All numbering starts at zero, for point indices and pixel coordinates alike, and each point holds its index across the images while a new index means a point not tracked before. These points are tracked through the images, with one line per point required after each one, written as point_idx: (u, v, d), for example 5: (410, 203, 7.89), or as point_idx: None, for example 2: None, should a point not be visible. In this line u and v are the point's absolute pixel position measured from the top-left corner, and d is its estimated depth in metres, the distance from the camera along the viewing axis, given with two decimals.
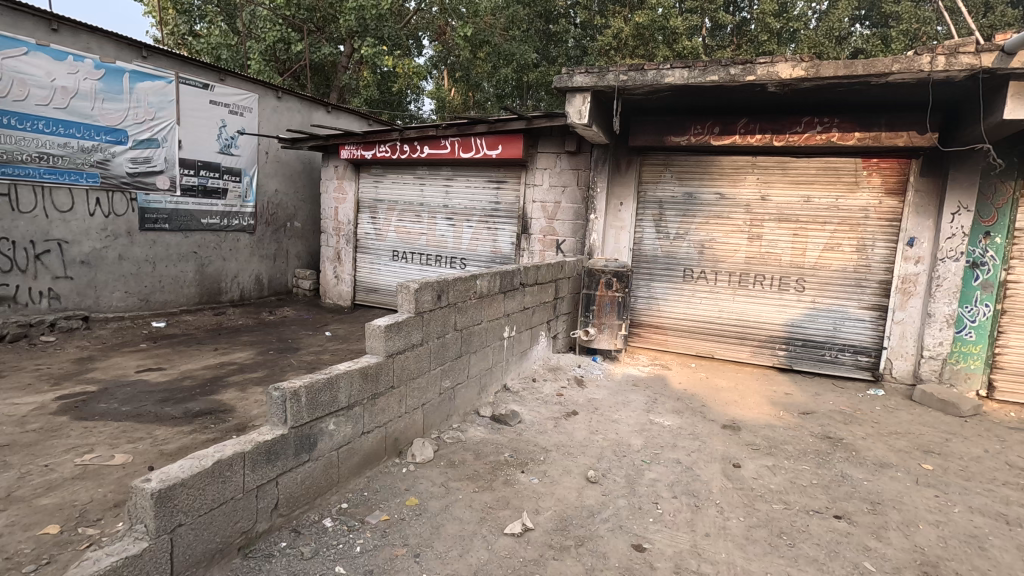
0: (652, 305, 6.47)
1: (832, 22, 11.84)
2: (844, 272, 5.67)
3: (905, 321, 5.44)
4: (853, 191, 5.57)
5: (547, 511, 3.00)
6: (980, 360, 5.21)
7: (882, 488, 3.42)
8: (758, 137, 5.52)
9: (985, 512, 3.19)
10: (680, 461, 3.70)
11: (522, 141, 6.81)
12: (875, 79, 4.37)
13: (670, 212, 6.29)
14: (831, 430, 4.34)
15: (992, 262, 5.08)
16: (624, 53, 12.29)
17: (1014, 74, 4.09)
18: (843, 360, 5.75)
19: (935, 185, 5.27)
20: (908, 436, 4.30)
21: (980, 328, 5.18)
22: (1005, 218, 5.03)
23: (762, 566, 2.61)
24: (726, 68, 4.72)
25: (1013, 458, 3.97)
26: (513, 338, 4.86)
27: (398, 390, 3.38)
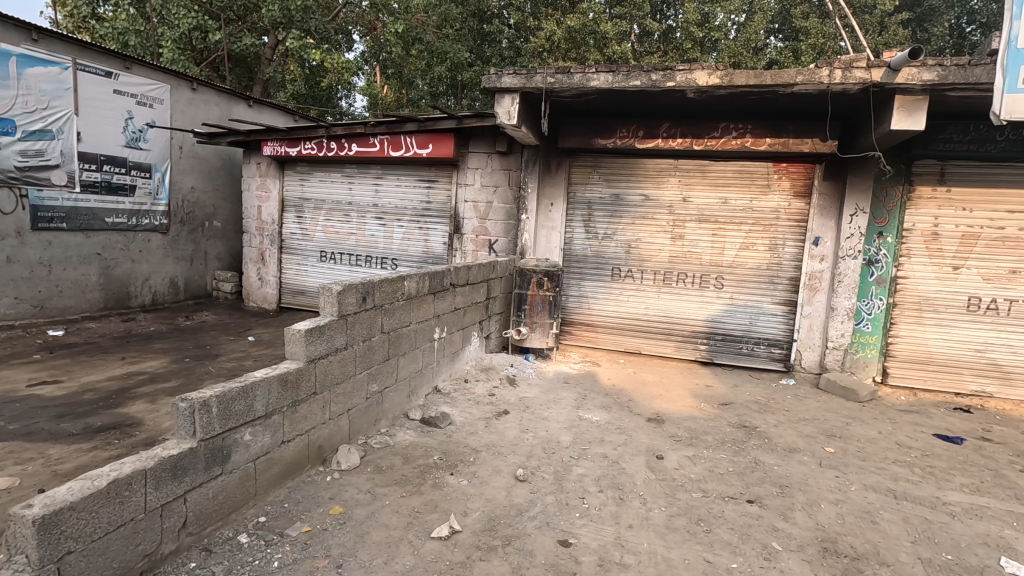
0: (583, 304, 6.61)
1: (749, 34, 12.52)
2: (758, 270, 6.03)
3: (811, 315, 5.85)
4: (766, 193, 5.93)
5: (476, 513, 2.99)
6: (876, 349, 5.68)
7: (790, 471, 3.67)
8: (679, 141, 5.77)
9: (877, 489, 3.49)
10: (606, 455, 3.80)
11: (453, 141, 6.77)
12: (782, 89, 4.69)
13: (598, 212, 6.46)
14: (747, 420, 4.61)
15: (885, 260, 5.57)
16: (556, 56, 12.56)
17: (900, 88, 4.50)
18: (758, 352, 6.11)
19: (836, 188, 5.71)
20: (815, 422, 4.64)
21: (876, 321, 5.64)
22: (895, 220, 5.52)
23: (680, 553, 2.73)
24: (647, 74, 4.91)
25: (903, 439, 4.37)
26: (443, 339, 4.81)
27: (321, 396, 3.27)
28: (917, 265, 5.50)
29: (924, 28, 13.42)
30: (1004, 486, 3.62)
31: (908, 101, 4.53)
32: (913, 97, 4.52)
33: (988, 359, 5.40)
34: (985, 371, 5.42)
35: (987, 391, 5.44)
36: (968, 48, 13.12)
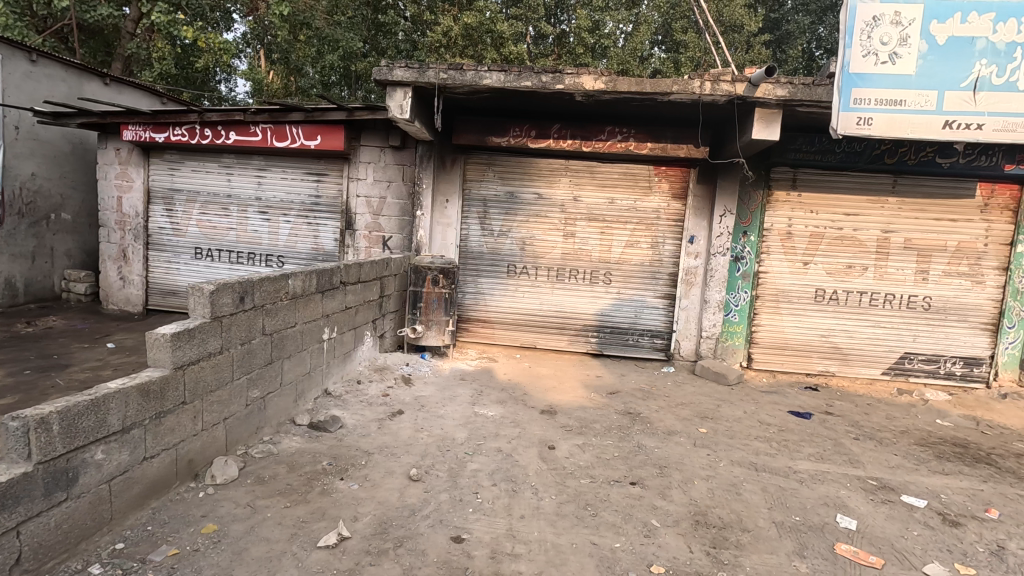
0: (479, 301, 6.65)
1: (635, 43, 13.30)
2: (641, 266, 6.42)
3: (688, 308, 6.35)
4: (648, 195, 6.33)
5: (367, 517, 2.90)
6: (742, 337, 6.28)
7: (668, 453, 3.96)
8: (569, 142, 5.99)
9: (742, 463, 3.87)
10: (500, 449, 3.86)
11: (343, 133, 6.50)
12: (660, 97, 5.03)
13: (493, 210, 6.52)
14: (632, 407, 4.91)
15: (749, 256, 6.17)
16: (453, 53, 12.49)
17: (758, 102, 5.00)
18: (643, 343, 6.51)
19: (708, 191, 6.23)
20: (691, 406, 5.04)
21: (742, 311, 6.24)
22: (757, 220, 6.13)
23: (569, 538, 2.84)
24: (538, 76, 5.03)
25: (763, 417, 4.88)
26: (333, 340, 4.61)
27: (191, 406, 3.00)
28: (775, 261, 6.16)
29: (783, 49, 15.08)
30: (841, 453, 4.18)
31: (765, 114, 5.05)
32: (770, 110, 5.04)
33: (831, 343, 6.18)
34: (829, 354, 6.20)
35: (830, 370, 6.23)
36: (816, 70, 14.86)
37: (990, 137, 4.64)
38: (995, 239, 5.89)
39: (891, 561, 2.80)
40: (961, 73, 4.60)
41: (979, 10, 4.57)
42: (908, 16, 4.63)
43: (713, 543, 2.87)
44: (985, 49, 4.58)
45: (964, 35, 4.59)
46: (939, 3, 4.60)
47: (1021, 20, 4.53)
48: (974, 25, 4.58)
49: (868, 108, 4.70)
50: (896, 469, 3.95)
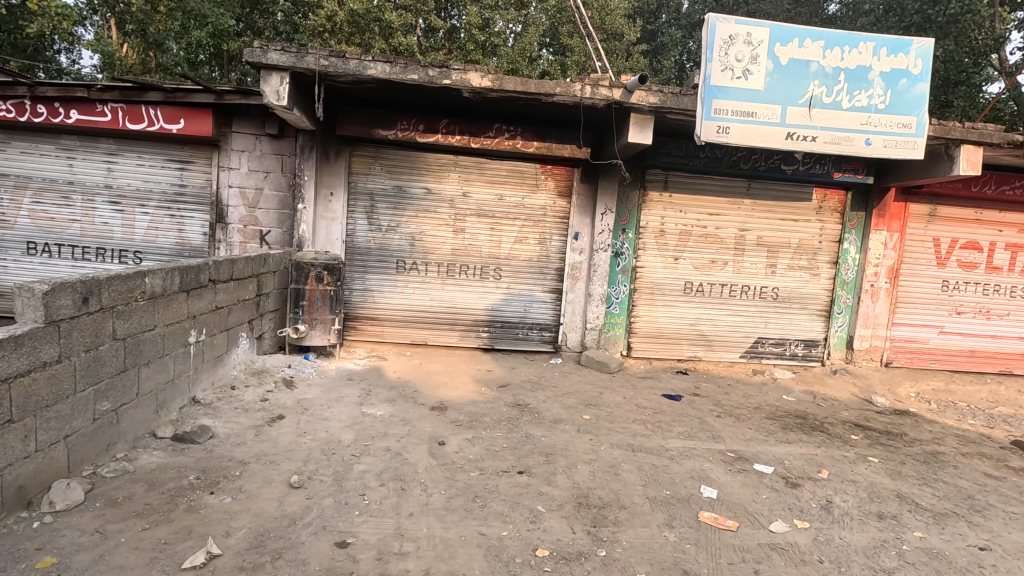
0: (367, 298, 6.44)
1: (524, 44, 13.60)
2: (529, 262, 6.61)
3: (574, 301, 6.65)
4: (535, 192, 6.51)
5: (241, 532, 2.71)
6: (622, 328, 6.71)
7: (554, 441, 4.12)
8: (458, 138, 6.02)
9: (620, 445, 4.14)
10: (389, 448, 3.79)
11: (212, 118, 5.97)
12: (544, 98, 5.22)
13: (381, 204, 6.35)
14: (521, 398, 5.05)
15: (627, 252, 6.59)
16: (338, 39, 12.02)
17: (633, 108, 5.37)
18: (532, 336, 6.71)
19: (591, 189, 6.55)
20: (577, 394, 5.29)
21: (622, 303, 6.66)
22: (635, 218, 6.56)
23: (457, 531, 2.86)
24: (424, 69, 4.98)
25: (640, 401, 5.25)
26: (202, 343, 4.23)
27: (20, 424, 2.60)
28: (650, 256, 6.64)
29: (659, 59, 16.22)
30: (706, 430, 4.62)
31: (640, 119, 5.42)
32: (643, 116, 5.42)
33: (698, 331, 6.79)
34: (696, 341, 6.81)
35: (698, 355, 6.85)
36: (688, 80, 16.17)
37: (821, 148, 5.35)
38: (828, 238, 6.81)
39: (744, 522, 3.15)
40: (799, 91, 5.26)
41: (813, 37, 5.25)
42: (758, 37, 5.19)
43: (593, 522, 3.04)
44: (817, 71, 5.27)
45: (801, 59, 5.25)
46: (782, 28, 5.22)
47: (844, 49, 5.28)
48: (809, 50, 5.25)
49: (726, 118, 5.21)
50: (750, 441, 4.45)
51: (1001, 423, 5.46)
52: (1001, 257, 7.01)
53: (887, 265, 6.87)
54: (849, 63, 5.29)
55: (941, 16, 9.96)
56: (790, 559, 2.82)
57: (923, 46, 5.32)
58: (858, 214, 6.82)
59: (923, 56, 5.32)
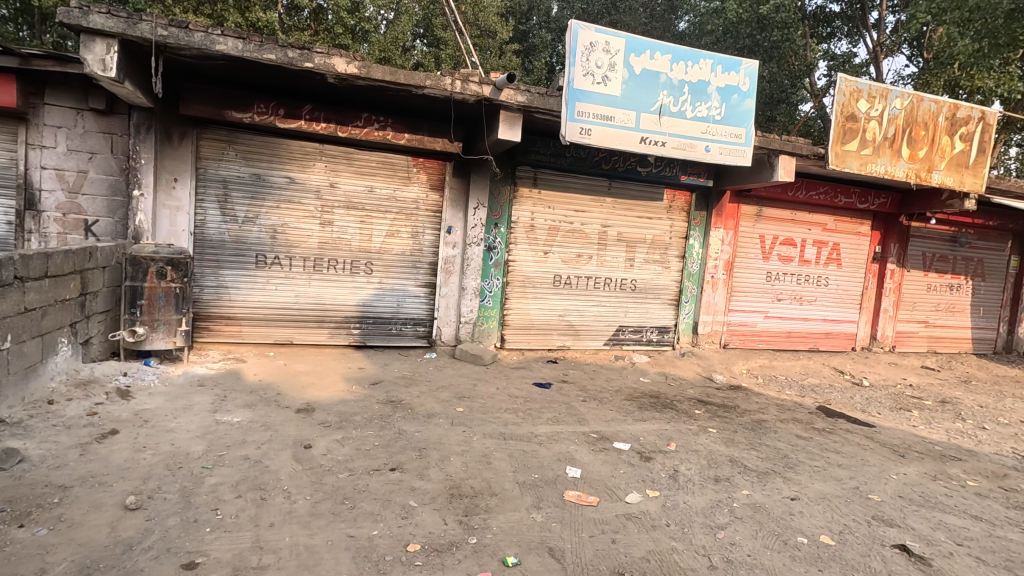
0: (222, 295, 5.89)
1: (397, 33, 13.26)
2: (402, 256, 6.49)
3: (448, 295, 6.69)
4: (407, 185, 6.41)
5: (60, 566, 2.35)
6: (495, 320, 6.88)
7: (427, 435, 4.11)
8: (323, 126, 5.73)
9: (492, 435, 4.25)
10: (247, 456, 3.52)
11: (17, 85, 5.05)
12: (414, 90, 5.19)
13: (236, 193, 5.83)
14: (394, 395, 4.96)
15: (499, 246, 6.76)
16: (185, 7, 10.81)
17: (502, 105, 5.51)
18: (406, 332, 6.61)
19: (463, 184, 6.61)
20: (451, 387, 5.32)
21: (496, 297, 6.82)
22: (506, 213, 6.74)
23: (323, 537, 2.75)
24: (283, 49, 4.67)
25: (513, 391, 5.43)
26: (6, 352, 3.58)
27: None
28: (521, 251, 6.86)
29: (530, 60, 16.76)
30: (572, 414, 4.90)
31: (509, 117, 5.57)
32: (512, 114, 5.57)
33: (566, 321, 7.16)
34: (565, 331, 7.18)
35: (567, 344, 7.22)
36: None
37: (670, 152, 5.90)
38: (677, 234, 7.54)
39: (604, 497, 3.41)
40: (650, 99, 5.74)
41: (662, 51, 5.77)
42: (615, 47, 5.58)
43: (465, 512, 3.09)
44: (666, 82, 5.79)
45: (652, 69, 5.74)
46: (636, 40, 5.66)
47: (688, 64, 5.87)
48: (659, 62, 5.76)
49: (588, 121, 5.53)
50: (611, 421, 4.81)
51: (810, 392, 6.47)
52: (810, 252, 8.28)
53: (725, 258, 7.79)
54: (692, 77, 5.89)
55: (767, 42, 11.38)
56: (643, 526, 3.10)
57: (750, 67, 6.09)
58: (702, 213, 7.64)
59: (750, 76, 6.09)
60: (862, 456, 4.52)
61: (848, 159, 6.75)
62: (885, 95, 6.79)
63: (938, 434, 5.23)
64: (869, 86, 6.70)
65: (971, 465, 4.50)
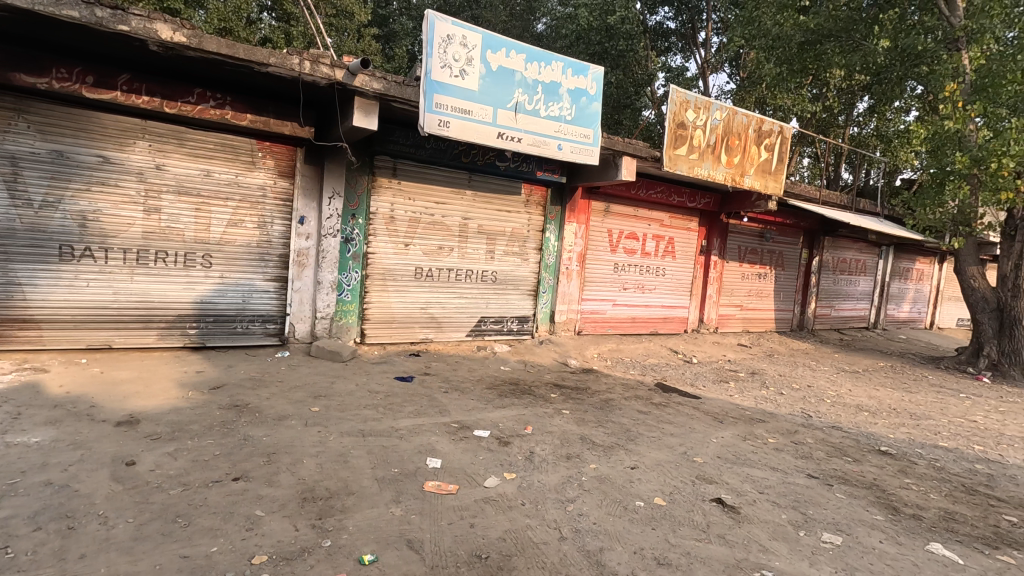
0: (13, 293, 4.93)
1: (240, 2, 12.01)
2: (247, 247, 5.97)
3: (302, 289, 6.29)
4: (251, 170, 5.89)
5: None
6: (354, 315, 6.62)
7: (278, 439, 3.85)
8: (146, 100, 5.07)
9: (350, 433, 4.11)
10: (51, 481, 3.01)
11: None
12: (256, 67, 4.83)
13: (30, 172, 4.92)
14: (239, 399, 4.56)
15: (358, 238, 6.51)
16: None
17: (356, 91, 5.31)
18: (253, 330, 6.10)
19: (316, 171, 6.25)
20: (305, 387, 5.04)
21: (354, 290, 6.57)
22: (364, 204, 6.50)
23: (151, 561, 2.46)
24: (89, 7, 4.05)
25: (373, 386, 5.29)
26: None
27: None
28: (380, 243, 6.67)
29: (391, 46, 16.27)
30: (434, 406, 4.92)
31: (364, 104, 5.38)
32: (368, 101, 5.40)
33: (428, 314, 7.13)
34: (427, 323, 7.14)
35: (429, 337, 7.19)
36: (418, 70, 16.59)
37: (526, 149, 6.13)
38: (534, 227, 7.88)
39: (463, 484, 3.48)
40: (506, 96, 5.91)
41: (516, 50, 5.95)
42: (472, 41, 5.64)
43: (318, 515, 2.96)
44: (521, 81, 6.01)
45: (508, 67, 5.91)
46: (492, 37, 5.78)
47: (541, 64, 6.13)
48: (514, 61, 5.94)
49: (446, 113, 5.54)
50: (472, 410, 4.91)
51: (650, 371, 7.19)
52: (650, 245, 9.17)
53: (577, 251, 8.32)
54: (545, 78, 6.17)
55: (614, 50, 12.32)
56: (500, 508, 3.22)
57: (597, 72, 6.55)
58: (556, 208, 8.06)
59: (596, 81, 6.55)
60: (690, 424, 5.14)
61: (679, 163, 7.57)
62: (707, 107, 7.72)
63: (749, 401, 6.13)
64: (695, 99, 7.57)
65: (771, 425, 5.35)
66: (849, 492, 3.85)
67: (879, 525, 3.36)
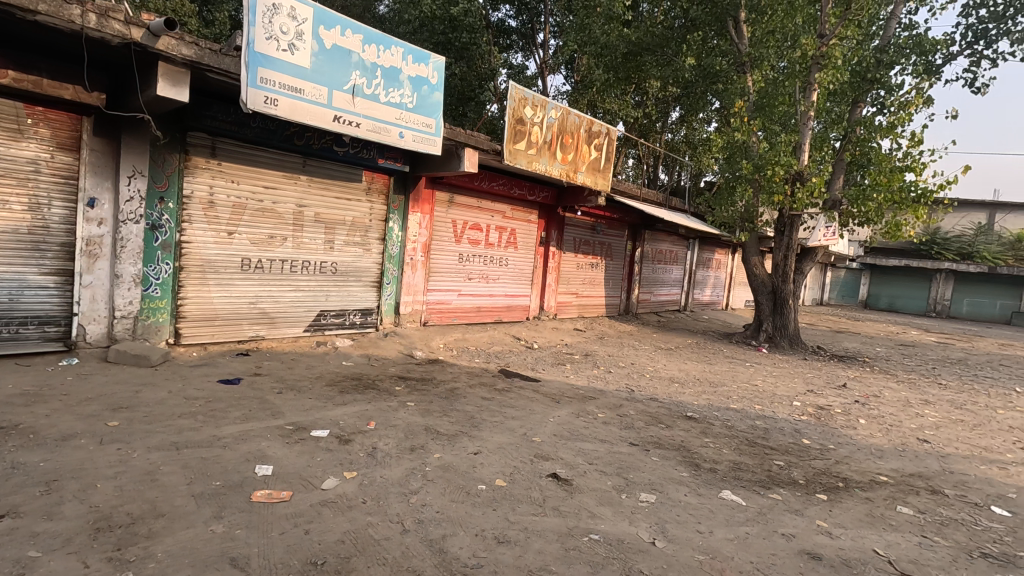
0: None
1: None
2: (14, 234, 4.90)
3: (93, 285, 5.34)
4: (17, 140, 4.84)
5: None
6: (166, 313, 5.80)
7: (61, 463, 3.23)
8: None
9: (160, 447, 3.60)
10: None
11: None
12: (19, 14, 3.96)
13: None
14: (5, 419, 3.73)
15: (168, 225, 5.71)
16: None
17: (160, 56, 4.64)
18: (26, 334, 5.04)
19: (109, 146, 5.34)
20: (101, 399, 4.30)
21: (165, 285, 5.75)
22: (175, 186, 5.72)
23: None
24: None
25: (190, 392, 4.70)
26: None
27: None
28: (197, 230, 5.92)
29: (210, 10, 14.45)
30: (265, 408, 4.53)
31: (171, 71, 4.72)
32: (175, 68, 4.74)
33: (258, 309, 6.51)
34: (258, 319, 6.53)
35: (260, 335, 6.58)
36: None
37: (365, 134, 5.89)
38: (376, 217, 7.62)
39: (298, 489, 3.26)
40: (342, 77, 5.60)
41: (352, 29, 5.66)
42: (302, 14, 5.23)
43: (116, 546, 2.55)
44: (358, 62, 5.73)
45: (344, 46, 5.60)
46: (325, 12, 5.42)
47: (380, 48, 5.92)
48: (350, 40, 5.64)
49: (273, 89, 5.07)
50: (309, 410, 4.61)
51: (494, 358, 7.43)
52: (493, 236, 9.43)
53: (422, 241, 8.25)
54: (384, 62, 5.97)
55: (457, 42, 12.42)
56: (339, 509, 3.08)
57: (437, 62, 6.53)
58: (399, 197, 7.88)
59: (437, 70, 6.53)
60: (530, 406, 5.41)
61: (518, 157, 7.88)
62: (544, 106, 8.12)
63: (582, 381, 6.66)
64: (532, 96, 7.90)
65: (601, 401, 5.87)
66: (662, 454, 4.39)
67: (685, 480, 3.88)
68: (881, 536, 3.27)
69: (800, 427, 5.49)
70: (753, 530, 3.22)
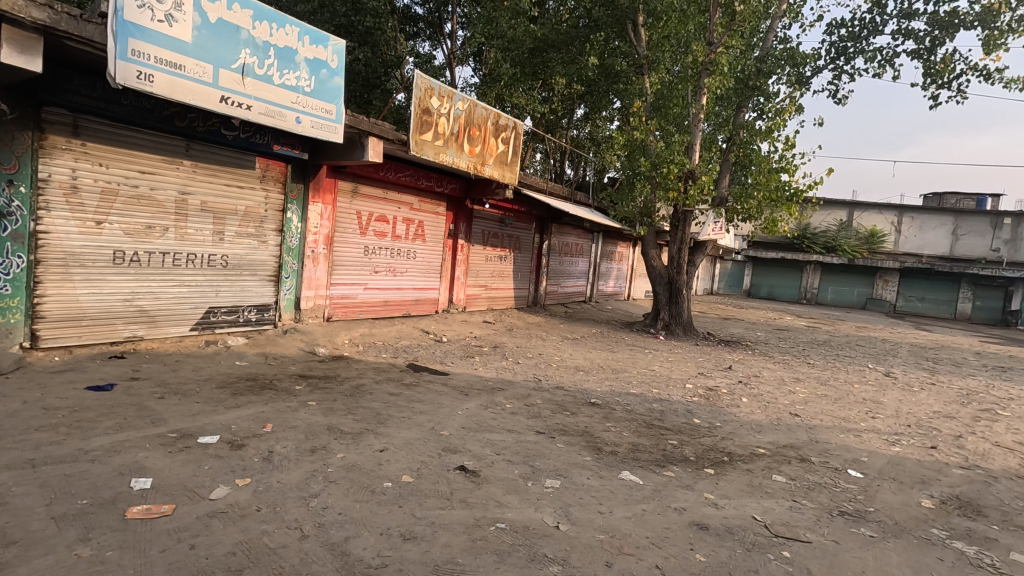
0: None
1: None
2: None
3: None
4: None
5: None
6: (20, 313, 5.09)
7: None
8: None
9: (11, 466, 3.16)
10: None
11: None
12: None
13: None
14: None
15: (19, 213, 5.02)
16: None
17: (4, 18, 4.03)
18: None
19: None
20: None
21: (16, 281, 5.05)
22: (26, 168, 5.03)
23: None
24: None
25: (51, 402, 4.17)
26: None
27: None
28: (57, 219, 5.25)
29: None
30: (143, 416, 4.12)
31: (19, 36, 4.12)
32: (24, 33, 4.15)
33: (136, 307, 5.89)
34: (135, 318, 5.91)
35: (138, 335, 5.97)
36: None
37: (257, 118, 5.50)
38: (272, 206, 7.16)
39: (182, 501, 3.00)
40: (230, 54, 5.19)
41: (241, 4, 5.25)
42: None
43: None
44: (248, 40, 5.33)
45: (231, 21, 5.18)
46: None
47: (273, 26, 5.55)
48: (238, 15, 5.23)
49: (147, 64, 4.58)
50: (195, 416, 4.25)
51: (402, 353, 7.28)
52: (400, 228, 9.21)
53: (323, 233, 7.88)
54: (277, 42, 5.61)
55: (361, 25, 11.93)
56: (230, 520, 2.87)
57: (337, 45, 6.25)
58: (298, 186, 7.46)
59: (337, 54, 6.25)
60: (438, 400, 5.37)
61: (425, 148, 7.74)
62: (451, 96, 8.03)
63: (491, 373, 6.71)
64: (439, 87, 7.78)
65: (509, 391, 5.95)
66: (567, 440, 4.53)
67: (588, 464, 4.04)
68: (759, 503, 3.60)
69: (692, 408, 5.91)
70: (650, 507, 3.42)
